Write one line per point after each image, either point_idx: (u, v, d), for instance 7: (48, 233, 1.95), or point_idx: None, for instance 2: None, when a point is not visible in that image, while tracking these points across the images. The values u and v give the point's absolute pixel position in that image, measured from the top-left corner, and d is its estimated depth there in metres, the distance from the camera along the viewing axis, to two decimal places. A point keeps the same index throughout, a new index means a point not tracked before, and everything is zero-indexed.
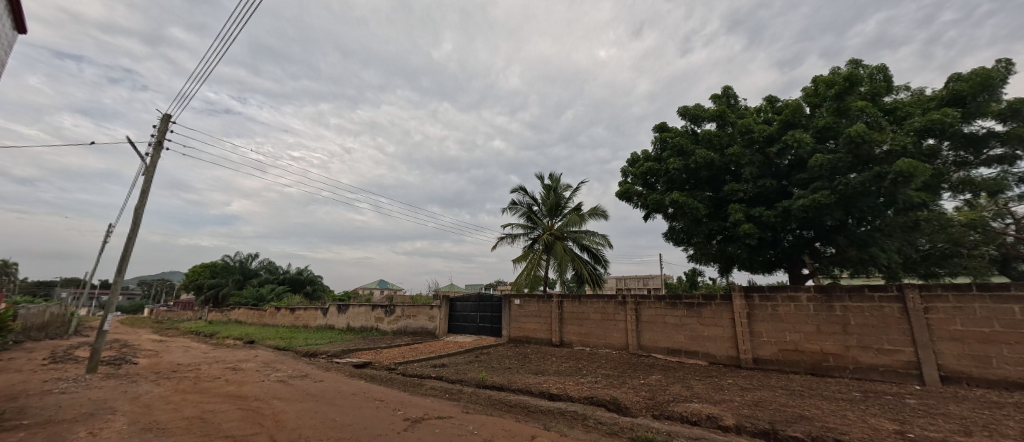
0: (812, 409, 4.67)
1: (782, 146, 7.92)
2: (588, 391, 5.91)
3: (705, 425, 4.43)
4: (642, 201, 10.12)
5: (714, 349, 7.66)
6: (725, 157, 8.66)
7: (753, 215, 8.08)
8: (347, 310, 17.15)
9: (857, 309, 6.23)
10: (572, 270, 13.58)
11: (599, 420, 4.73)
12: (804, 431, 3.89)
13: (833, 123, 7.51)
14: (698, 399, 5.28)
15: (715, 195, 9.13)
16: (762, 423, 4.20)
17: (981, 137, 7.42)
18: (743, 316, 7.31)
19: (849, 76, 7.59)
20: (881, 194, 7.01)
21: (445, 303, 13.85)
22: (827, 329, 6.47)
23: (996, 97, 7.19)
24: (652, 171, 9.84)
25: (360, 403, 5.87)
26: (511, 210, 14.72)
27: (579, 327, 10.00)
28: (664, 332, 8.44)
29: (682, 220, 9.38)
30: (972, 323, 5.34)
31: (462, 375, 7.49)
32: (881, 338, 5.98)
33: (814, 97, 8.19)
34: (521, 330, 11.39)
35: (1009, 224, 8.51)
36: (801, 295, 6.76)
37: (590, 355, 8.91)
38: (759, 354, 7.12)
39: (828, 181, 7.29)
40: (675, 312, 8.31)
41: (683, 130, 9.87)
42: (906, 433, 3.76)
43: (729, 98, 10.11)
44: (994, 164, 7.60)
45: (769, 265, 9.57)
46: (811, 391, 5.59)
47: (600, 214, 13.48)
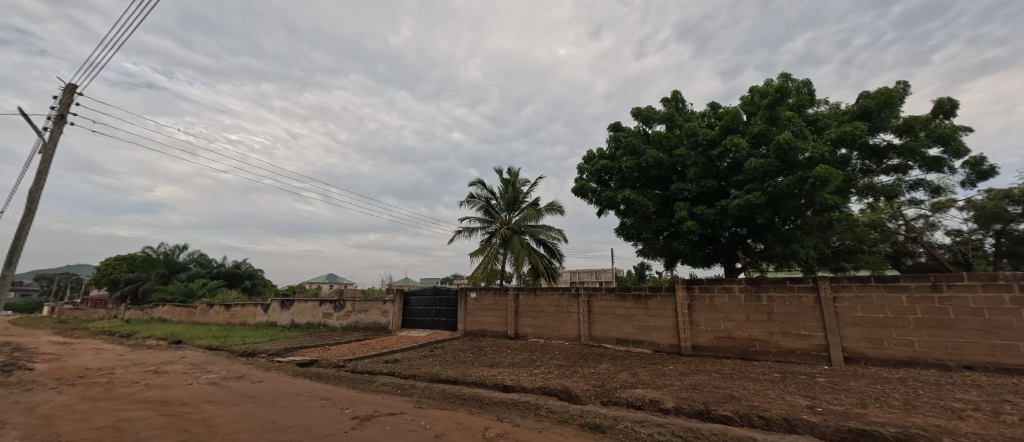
0: (740, 390, 5.14)
1: (723, 149, 8.54)
2: (542, 381, 6.05)
3: (648, 408, 4.72)
4: (597, 198, 10.48)
5: (658, 338, 8.15)
6: (673, 157, 9.18)
7: (696, 213, 8.66)
8: (291, 305, 16.16)
9: (780, 298, 6.91)
10: (528, 264, 13.77)
11: (550, 409, 4.88)
12: (733, 410, 4.26)
13: (765, 130, 8.22)
14: (643, 385, 5.60)
15: (663, 193, 9.65)
16: (697, 404, 4.55)
17: (882, 148, 8.49)
18: (684, 306, 7.83)
19: (780, 88, 8.36)
20: (803, 196, 7.79)
21: (399, 298, 13.52)
22: (755, 318, 7.11)
23: (895, 114, 8.27)
24: (606, 169, 10.23)
25: (304, 402, 5.57)
26: (469, 203, 14.60)
27: (534, 319, 10.19)
28: (613, 323, 8.85)
29: (632, 216, 9.85)
30: (870, 310, 6.14)
31: (415, 370, 7.36)
32: (798, 324, 6.70)
33: (750, 106, 8.91)
34: (476, 323, 11.39)
35: (901, 225, 9.87)
36: (735, 287, 7.36)
37: (544, 347, 9.11)
38: (698, 341, 7.68)
39: (759, 183, 7.99)
40: (624, 304, 8.73)
41: (636, 130, 10.34)
42: (815, 407, 4.26)
43: (677, 102, 10.72)
44: (891, 172, 8.74)
45: (708, 260, 10.31)
46: (740, 374, 6.15)
47: (557, 209, 13.75)
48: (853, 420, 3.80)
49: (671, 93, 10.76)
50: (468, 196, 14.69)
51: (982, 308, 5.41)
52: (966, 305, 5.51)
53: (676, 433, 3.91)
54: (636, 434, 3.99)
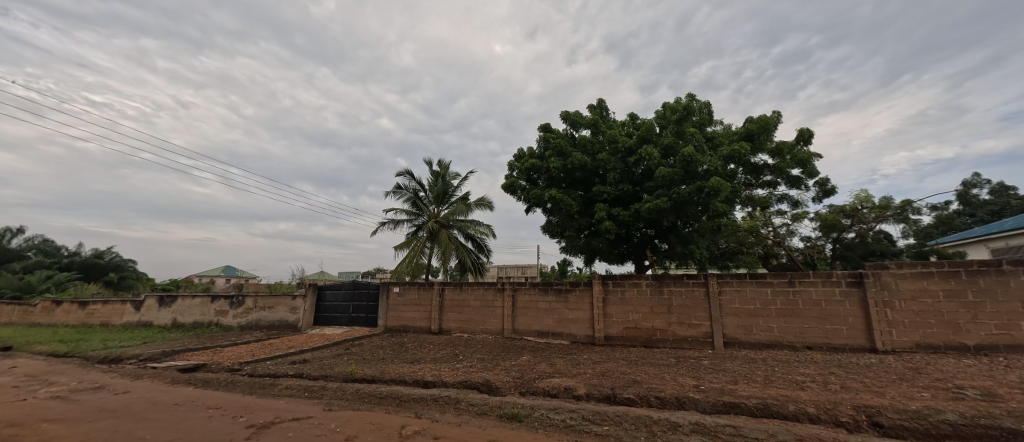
0: (641, 374, 5.72)
1: (638, 157, 9.35)
2: (463, 375, 6.07)
3: (562, 396, 5.01)
4: (525, 195, 10.80)
5: (576, 330, 8.67)
6: (595, 161, 9.82)
7: (613, 214, 9.37)
8: (174, 302, 13.89)
9: (678, 292, 7.80)
10: (455, 259, 13.61)
11: (470, 402, 4.91)
12: (635, 393, 4.73)
13: (673, 142, 9.19)
14: (559, 374, 5.92)
15: (585, 194, 10.25)
16: (606, 390, 4.95)
17: (760, 167, 10.06)
18: (599, 300, 8.44)
19: (686, 107, 9.46)
20: (700, 203, 8.87)
21: (311, 292, 12.44)
22: (658, 310, 7.93)
23: (771, 138, 9.84)
24: (535, 168, 10.58)
25: (187, 413, 4.84)
26: (395, 194, 13.94)
27: (459, 314, 10.13)
28: (536, 316, 9.19)
29: (557, 215, 10.35)
30: (746, 302, 7.25)
31: (326, 370, 6.86)
32: (691, 315, 7.65)
33: (662, 120, 9.88)
34: (398, 319, 10.96)
35: (769, 231, 11.68)
36: (642, 282, 8.12)
37: (468, 341, 9.11)
38: (610, 332, 8.34)
39: (667, 190, 8.91)
40: (546, 297, 9.12)
41: (564, 133, 10.83)
42: (699, 386, 4.92)
43: (602, 110, 11.45)
44: (766, 187, 10.38)
45: (622, 258, 11.20)
46: (643, 360, 6.83)
47: (486, 205, 13.80)
48: (726, 395, 4.47)
49: (597, 100, 11.45)
50: (394, 187, 14.01)
51: (822, 300, 6.75)
52: (811, 298, 6.82)
53: (586, 417, 4.22)
54: (550, 421, 4.22)
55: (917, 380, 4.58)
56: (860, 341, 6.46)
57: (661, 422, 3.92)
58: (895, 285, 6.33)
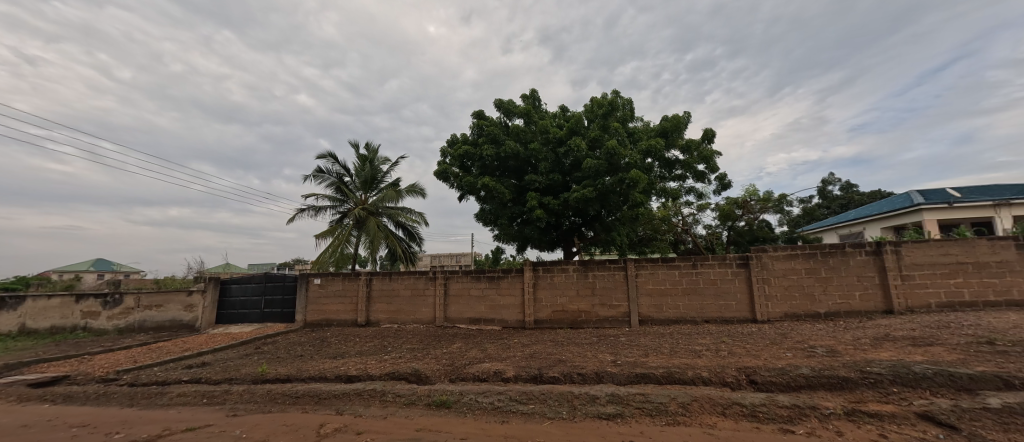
0: (567, 354, 6.07)
1: (567, 149, 9.70)
2: (391, 367, 5.88)
3: (492, 380, 5.11)
4: (458, 183, 10.68)
5: (507, 315, 8.86)
6: (528, 151, 10.00)
7: (544, 203, 9.67)
8: (20, 304, 11.31)
9: (601, 276, 8.35)
10: (384, 248, 12.97)
11: (397, 394, 4.77)
12: (560, 372, 5.01)
13: (599, 136, 9.69)
14: (489, 359, 6.03)
15: (518, 183, 10.43)
16: (533, 371, 5.16)
17: (673, 162, 11.09)
18: (530, 285, 8.70)
19: (611, 102, 10.01)
20: (622, 194, 9.50)
21: (212, 287, 11.02)
22: (584, 292, 8.42)
23: (681, 136, 10.88)
24: (468, 155, 10.48)
25: (39, 435, 4.01)
26: (315, 178, 12.78)
27: (387, 305, 9.73)
28: (468, 303, 9.19)
29: (491, 203, 10.42)
30: (658, 283, 8.03)
31: (231, 373, 6.16)
32: (612, 296, 8.26)
33: (590, 113, 10.34)
34: (319, 312, 10.19)
35: (678, 219, 13.17)
36: (569, 267, 8.54)
37: (397, 332, 8.81)
38: (539, 316, 8.66)
39: (593, 180, 9.40)
40: (478, 285, 9.15)
41: (497, 121, 10.82)
42: (616, 361, 5.36)
43: (534, 100, 11.63)
44: (677, 180, 11.49)
45: (552, 245, 11.63)
46: (569, 341, 7.23)
47: (418, 191, 13.31)
48: (638, 367, 4.94)
49: (530, 91, 11.60)
50: (315, 170, 12.82)
51: (718, 279, 7.73)
52: (710, 278, 7.77)
53: (513, 397, 4.36)
54: (478, 405, 4.28)
55: (784, 343, 5.50)
56: (747, 313, 7.56)
57: (582, 396, 4.20)
58: (775, 266, 7.48)
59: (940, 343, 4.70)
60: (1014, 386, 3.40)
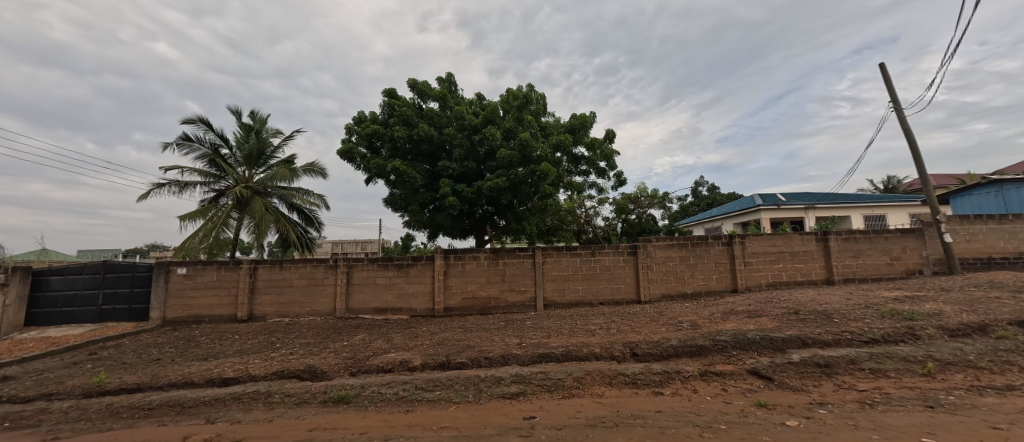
0: (475, 339, 6.20)
1: (482, 137, 9.73)
2: (280, 365, 5.31)
3: (397, 370, 4.98)
4: (365, 164, 10.02)
5: (416, 304, 8.64)
6: (442, 135, 9.78)
7: (457, 190, 9.60)
8: None
9: (511, 264, 8.65)
10: (274, 233, 11.50)
11: (286, 393, 4.35)
12: (468, 357, 5.11)
13: (513, 127, 9.91)
14: (395, 349, 5.84)
15: (431, 168, 10.17)
16: (442, 357, 5.17)
17: (579, 157, 11.95)
18: (440, 273, 8.59)
19: (526, 95, 10.31)
20: (533, 185, 9.87)
21: (20, 279, 8.56)
22: (493, 279, 8.64)
23: (587, 134, 11.74)
24: (377, 135, 9.87)
25: None
26: (180, 147, 10.66)
27: (277, 296, 8.71)
28: (373, 292, 8.70)
29: (401, 187, 10.01)
30: (562, 270, 8.64)
31: (53, 387, 4.91)
32: (520, 282, 8.63)
33: (505, 104, 10.49)
34: (184, 307, 8.65)
35: (582, 211, 14.29)
36: (481, 255, 8.66)
37: (289, 326, 7.96)
38: (449, 303, 8.63)
39: (506, 170, 9.62)
40: (386, 273, 8.72)
41: (410, 102, 10.36)
42: (521, 343, 5.66)
43: (450, 85, 11.36)
44: (583, 174, 12.39)
45: (465, 233, 11.64)
46: (477, 327, 7.37)
47: (317, 171, 12.03)
48: (541, 347, 5.30)
49: (446, 74, 11.30)
50: (180, 138, 10.69)
51: (613, 266, 8.63)
52: (607, 264, 8.63)
53: (418, 386, 4.32)
54: (381, 397, 4.15)
55: (660, 319, 6.42)
56: (634, 295, 8.60)
57: (487, 378, 4.36)
58: (657, 254, 8.64)
59: (765, 315, 5.99)
60: (808, 343, 4.53)
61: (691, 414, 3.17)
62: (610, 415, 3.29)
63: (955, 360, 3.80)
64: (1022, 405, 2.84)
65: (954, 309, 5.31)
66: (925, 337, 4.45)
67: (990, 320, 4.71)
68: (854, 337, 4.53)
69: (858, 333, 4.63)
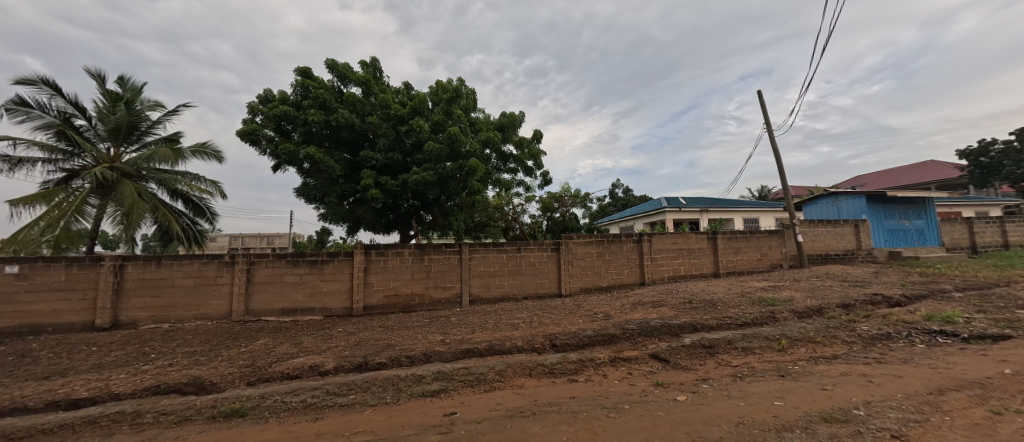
0: (396, 338, 5.97)
1: (409, 128, 9.34)
2: (154, 379, 4.54)
3: (306, 375, 4.59)
4: (272, 149, 9.01)
5: (330, 303, 8.01)
6: (364, 123, 9.18)
7: (381, 182, 9.10)
8: None
9: (437, 260, 8.48)
10: (151, 224, 9.74)
11: (163, 411, 3.74)
12: (388, 357, 4.89)
13: (442, 120, 9.69)
14: (305, 353, 5.36)
15: (352, 157, 9.50)
16: (358, 359, 4.89)
17: (508, 155, 12.14)
18: (360, 270, 8.08)
19: (456, 89, 10.14)
20: (461, 180, 9.74)
21: None
22: (418, 276, 8.39)
23: (516, 133, 11.97)
24: (287, 117, 8.93)
25: None
26: (12, 113, 8.47)
27: (154, 299, 7.41)
28: (280, 291, 7.86)
29: (316, 177, 9.19)
30: (488, 265, 8.71)
31: None
32: (445, 278, 8.51)
33: (434, 96, 10.21)
34: (16, 315, 6.91)
35: (510, 208, 14.57)
36: (405, 251, 8.34)
37: (170, 334, 6.82)
38: (369, 302, 8.17)
39: (433, 164, 9.36)
40: (295, 270, 7.93)
41: (328, 84, 9.56)
42: (444, 340, 5.59)
43: (375, 70, 10.71)
44: (512, 172, 12.62)
45: (388, 228, 11.11)
46: (399, 325, 7.11)
47: (209, 153, 10.47)
48: (465, 343, 5.29)
49: (370, 59, 10.62)
50: (13, 102, 8.49)
51: (537, 262, 8.95)
52: (531, 259, 8.92)
53: (331, 391, 4.03)
54: (284, 406, 3.78)
55: (578, 311, 6.84)
56: (556, 289, 9.03)
57: (407, 378, 4.24)
58: (577, 250, 9.18)
59: (666, 304, 6.74)
60: (698, 328, 5.21)
61: (601, 397, 3.46)
62: (529, 404, 3.43)
63: (801, 337, 4.69)
64: (842, 369, 3.62)
65: (802, 295, 6.55)
66: (781, 319, 5.42)
67: (825, 304, 5.89)
68: (732, 321, 5.32)
69: (735, 317, 5.46)
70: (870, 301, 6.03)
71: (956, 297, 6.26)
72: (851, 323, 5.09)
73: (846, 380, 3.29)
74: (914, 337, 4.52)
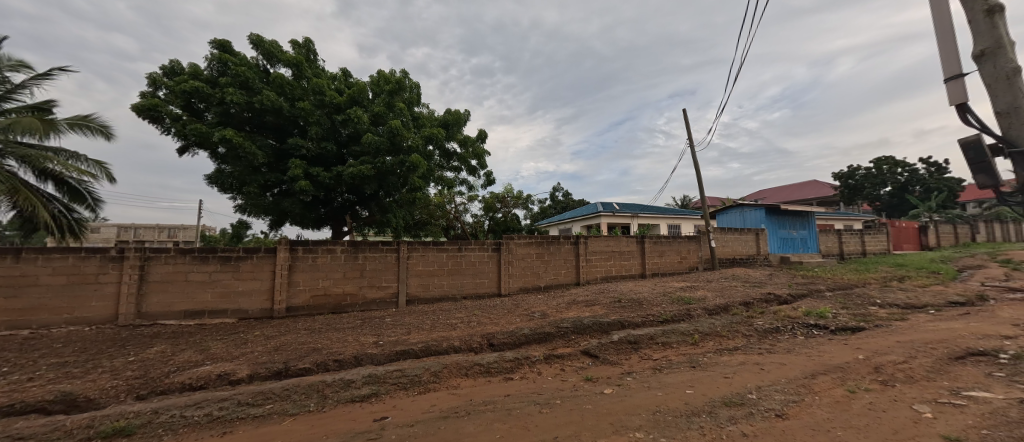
0: (323, 341, 5.59)
1: (346, 118, 8.80)
2: (7, 397, 3.76)
3: (213, 385, 4.13)
4: (180, 129, 7.95)
5: (247, 304, 7.27)
6: (294, 109, 8.48)
7: (311, 173, 8.46)
8: None
9: (372, 258, 8.10)
10: (7, 208, 8.05)
11: (20, 435, 3.12)
12: (312, 361, 4.57)
13: (383, 112, 9.29)
14: (213, 361, 4.81)
15: (277, 145, 8.71)
16: (277, 365, 4.50)
17: (451, 153, 11.98)
18: (283, 268, 7.42)
19: (399, 81, 9.76)
20: (401, 176, 9.39)
21: None
22: (350, 275, 7.95)
23: (460, 131, 11.86)
24: (199, 94, 7.94)
25: None
26: None
27: (10, 300, 6.14)
28: (183, 292, 6.94)
29: (233, 164, 8.29)
30: (427, 264, 8.52)
31: None
32: (381, 277, 8.16)
33: (375, 87, 9.75)
34: None
35: (451, 206, 14.37)
36: (337, 248, 7.85)
37: (32, 342, 5.70)
38: (292, 303, 7.56)
39: (372, 157, 8.92)
40: (203, 268, 7.06)
41: (252, 62, 8.68)
42: (378, 342, 5.37)
43: (308, 52, 9.94)
44: (455, 170, 12.46)
45: (318, 222, 10.36)
46: (327, 327, 6.68)
47: (95, 129, 8.96)
48: (399, 345, 5.13)
49: (303, 39, 9.84)
50: None
51: (477, 261, 8.95)
52: (471, 259, 8.90)
53: (243, 401, 3.67)
54: (183, 422, 3.36)
55: (516, 311, 6.97)
56: (495, 288, 9.11)
57: (334, 383, 3.99)
58: (517, 250, 9.34)
59: (598, 303, 7.14)
60: (625, 325, 5.59)
61: (535, 394, 3.58)
62: (464, 404, 3.43)
63: (709, 331, 5.26)
64: (741, 359, 4.13)
65: (713, 295, 7.34)
66: (695, 315, 6.04)
67: (731, 302, 6.67)
68: (654, 318, 5.80)
69: (657, 315, 5.95)
70: (765, 299, 6.95)
71: (828, 296, 7.45)
72: (750, 319, 5.82)
73: (744, 368, 3.77)
74: (796, 330, 5.31)
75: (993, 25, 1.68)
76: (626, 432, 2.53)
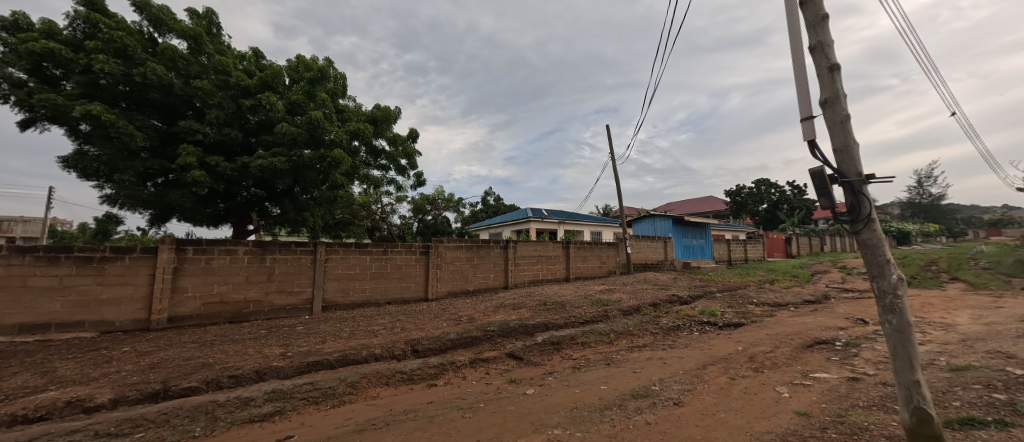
0: (217, 355, 4.93)
1: (255, 103, 7.89)
2: None
3: (61, 415, 3.39)
4: (23, 98, 6.42)
5: (114, 315, 6.09)
6: (188, 87, 7.38)
7: (207, 163, 7.42)
8: None
9: (282, 260, 7.35)
10: None
11: None
12: (201, 378, 4.00)
13: (302, 101, 8.54)
14: (60, 385, 3.94)
15: (164, 127, 7.49)
16: (153, 385, 3.85)
17: (379, 151, 11.41)
18: (166, 271, 6.36)
19: (321, 70, 9.07)
20: (320, 172, 8.69)
21: None
22: (255, 279, 7.12)
23: (390, 129, 11.37)
24: (55, 58, 6.51)
25: None
26: None
27: None
28: (19, 301, 5.57)
29: (100, 145, 6.92)
30: (347, 267, 7.98)
31: None
32: (292, 282, 7.44)
33: (293, 73, 8.93)
34: None
35: (377, 207, 13.64)
36: (239, 249, 6.99)
37: None
38: (177, 312, 6.52)
39: (286, 149, 8.12)
40: (52, 271, 5.76)
41: (133, 27, 7.38)
42: (286, 353, 4.88)
43: (209, 24, 8.75)
44: (382, 169, 11.88)
45: (215, 219, 9.06)
46: (222, 338, 5.89)
47: None
48: (311, 355, 4.72)
49: (203, 10, 8.64)
50: None
51: (403, 264, 8.62)
52: (396, 262, 8.54)
53: (104, 431, 3.07)
54: None
55: (443, 315, 6.87)
56: (421, 293, 8.86)
57: (229, 402, 3.54)
58: (446, 253, 9.21)
59: (525, 306, 7.34)
60: (548, 327, 5.83)
61: (458, 398, 3.56)
62: (382, 415, 3.28)
63: (623, 331, 5.72)
64: (648, 355, 4.57)
65: (627, 297, 8.00)
66: (611, 316, 6.52)
67: (642, 303, 7.33)
68: (576, 320, 6.14)
69: (578, 316, 6.31)
70: (670, 301, 7.78)
71: (719, 296, 8.58)
72: (657, 318, 6.46)
73: (650, 363, 4.18)
74: (693, 326, 6.03)
75: (833, 79, 2.11)
76: (545, 430, 2.64)
